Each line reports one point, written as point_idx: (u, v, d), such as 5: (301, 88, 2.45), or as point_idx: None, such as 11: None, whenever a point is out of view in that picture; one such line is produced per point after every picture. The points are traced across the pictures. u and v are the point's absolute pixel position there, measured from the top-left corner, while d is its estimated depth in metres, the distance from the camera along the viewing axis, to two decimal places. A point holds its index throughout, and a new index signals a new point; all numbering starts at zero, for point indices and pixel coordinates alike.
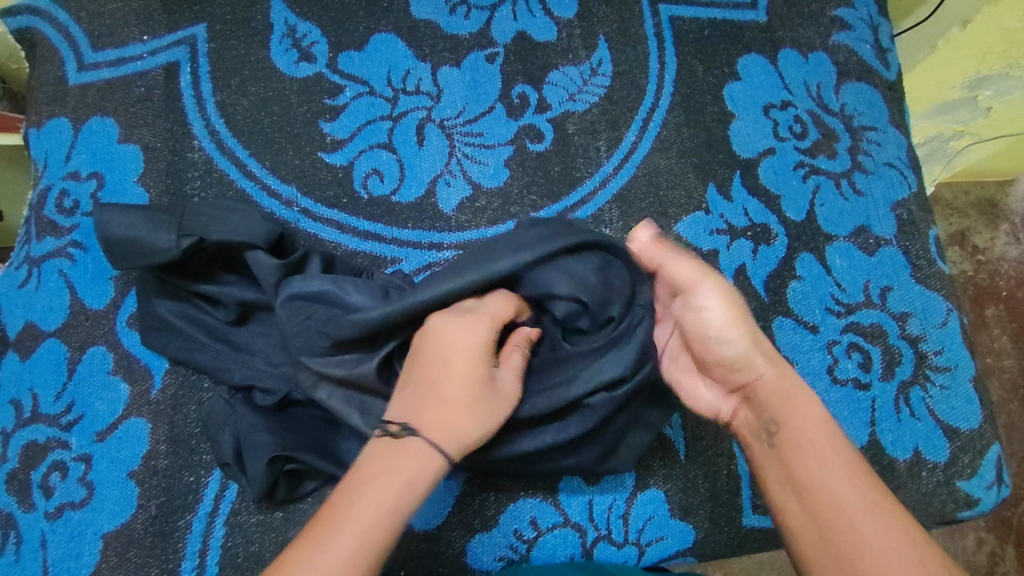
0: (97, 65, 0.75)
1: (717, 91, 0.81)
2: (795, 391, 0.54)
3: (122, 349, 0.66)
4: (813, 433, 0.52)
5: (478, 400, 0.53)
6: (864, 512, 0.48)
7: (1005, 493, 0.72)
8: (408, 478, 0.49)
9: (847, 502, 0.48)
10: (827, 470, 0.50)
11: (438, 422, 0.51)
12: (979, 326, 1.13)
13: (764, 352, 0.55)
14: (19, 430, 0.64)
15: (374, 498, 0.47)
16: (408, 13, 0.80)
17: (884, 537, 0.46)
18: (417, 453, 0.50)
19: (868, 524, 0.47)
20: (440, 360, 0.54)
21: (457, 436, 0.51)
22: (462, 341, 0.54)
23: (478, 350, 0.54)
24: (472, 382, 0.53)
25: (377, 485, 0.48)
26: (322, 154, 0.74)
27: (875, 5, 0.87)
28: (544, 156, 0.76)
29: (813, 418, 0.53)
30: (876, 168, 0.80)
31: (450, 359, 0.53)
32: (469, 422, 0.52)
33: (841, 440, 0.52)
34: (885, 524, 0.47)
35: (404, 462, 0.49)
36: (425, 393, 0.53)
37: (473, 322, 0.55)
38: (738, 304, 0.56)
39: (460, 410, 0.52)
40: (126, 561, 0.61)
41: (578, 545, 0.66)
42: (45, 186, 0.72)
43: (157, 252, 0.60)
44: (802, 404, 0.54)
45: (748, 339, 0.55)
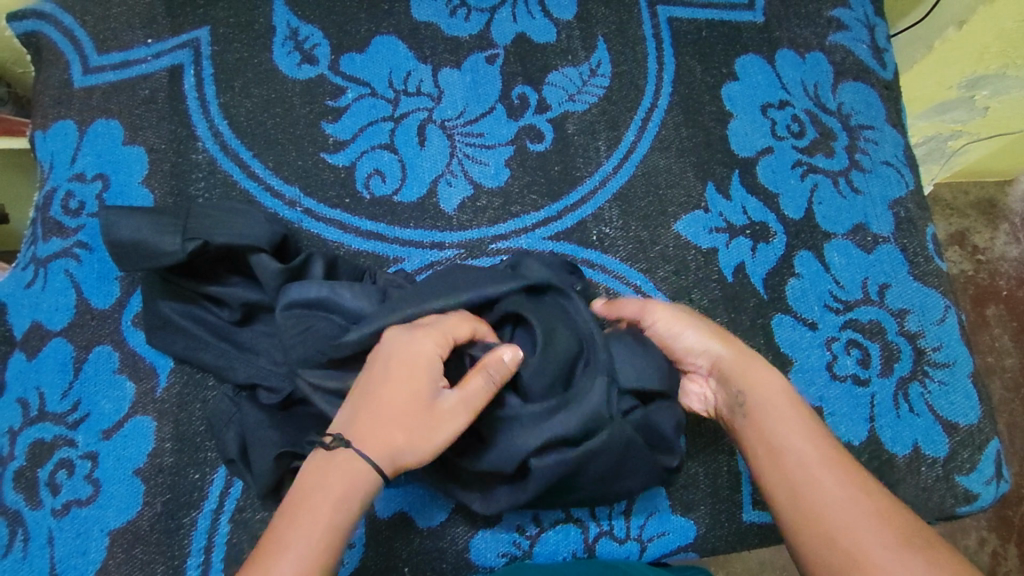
0: (102, 69, 0.76)
1: (715, 92, 0.82)
2: (756, 367, 0.60)
3: (127, 348, 0.67)
4: (780, 406, 0.57)
5: (415, 415, 0.52)
6: (826, 468, 0.53)
7: (1004, 489, 0.73)
8: (340, 493, 0.49)
9: (814, 462, 0.53)
10: (798, 439, 0.55)
11: (373, 437, 0.51)
12: (980, 325, 1.14)
13: (717, 338, 0.61)
14: (26, 429, 0.65)
15: (308, 517, 0.48)
16: (409, 16, 0.81)
17: (845, 490, 0.51)
18: (347, 467, 0.50)
19: (832, 482, 0.52)
20: (385, 367, 0.53)
21: (391, 449, 0.51)
22: (410, 353, 0.53)
23: (422, 364, 0.53)
24: (411, 396, 0.52)
25: (310, 503, 0.49)
26: (325, 155, 0.75)
27: (871, 6, 0.88)
28: (544, 156, 0.77)
29: (777, 391, 0.58)
30: (873, 166, 0.81)
31: (389, 372, 0.53)
32: (402, 435, 0.51)
33: (804, 413, 0.57)
34: (844, 477, 0.52)
35: (331, 477, 0.50)
36: (362, 407, 0.52)
37: (420, 335, 0.54)
38: (681, 310, 0.63)
39: (400, 427, 0.52)
40: (132, 558, 0.61)
41: (580, 541, 0.66)
42: (51, 187, 0.72)
43: (162, 255, 0.61)
44: (770, 381, 0.59)
45: (705, 333, 0.62)
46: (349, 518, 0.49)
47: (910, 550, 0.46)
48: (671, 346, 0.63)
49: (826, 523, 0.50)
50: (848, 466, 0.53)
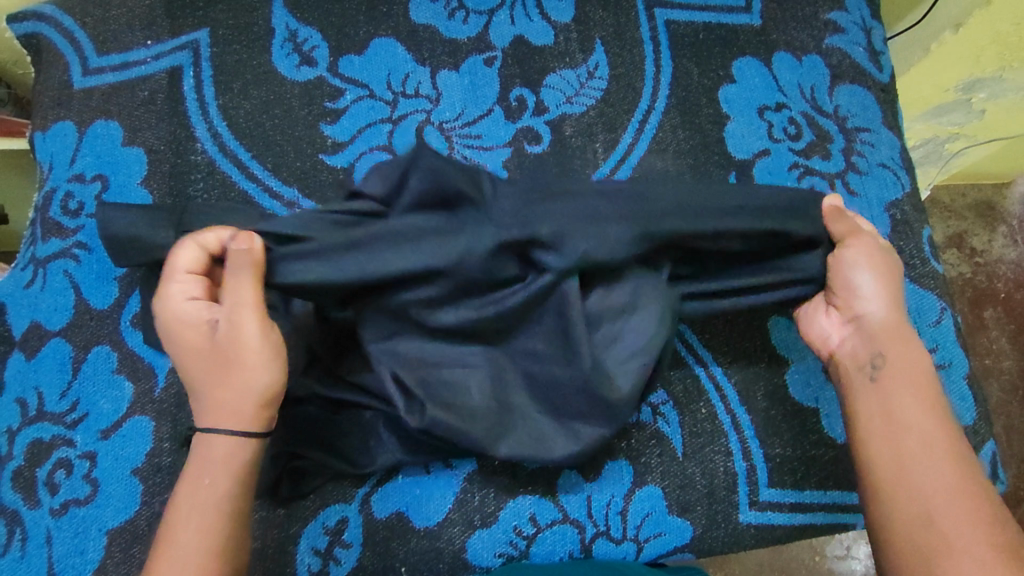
0: (101, 70, 0.76)
1: (712, 94, 0.82)
2: (904, 342, 0.62)
3: (126, 348, 0.67)
4: (914, 386, 0.60)
5: (216, 364, 0.56)
6: (944, 456, 0.56)
7: (999, 490, 0.74)
8: (209, 470, 0.54)
9: (933, 446, 0.56)
10: (924, 420, 0.58)
11: (222, 405, 0.55)
12: (977, 327, 1.14)
13: (886, 301, 0.64)
14: (24, 429, 0.65)
15: (190, 504, 0.54)
16: (408, 18, 0.81)
17: (956, 479, 0.54)
18: (211, 446, 0.55)
19: (945, 468, 0.55)
20: (170, 338, 0.58)
21: (233, 408, 0.55)
22: (169, 318, 0.57)
23: (183, 315, 0.57)
24: (197, 351, 0.57)
25: (187, 495, 0.54)
26: (323, 157, 0.75)
27: (867, 9, 0.88)
28: (542, 158, 0.78)
29: (918, 366, 0.61)
30: (869, 169, 0.81)
31: (178, 341, 0.57)
32: (227, 392, 0.55)
33: (938, 399, 0.60)
34: (959, 466, 0.55)
35: (201, 462, 0.55)
36: (203, 381, 0.56)
37: (166, 295, 0.57)
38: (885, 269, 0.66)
39: (214, 387, 0.56)
40: (130, 558, 0.61)
41: (577, 542, 0.66)
42: (50, 188, 0.73)
43: (157, 249, 0.61)
44: (911, 358, 0.61)
45: (887, 300, 0.65)
46: (231, 486, 0.55)
47: (1003, 546, 0.51)
48: (846, 288, 0.65)
49: (934, 504, 0.54)
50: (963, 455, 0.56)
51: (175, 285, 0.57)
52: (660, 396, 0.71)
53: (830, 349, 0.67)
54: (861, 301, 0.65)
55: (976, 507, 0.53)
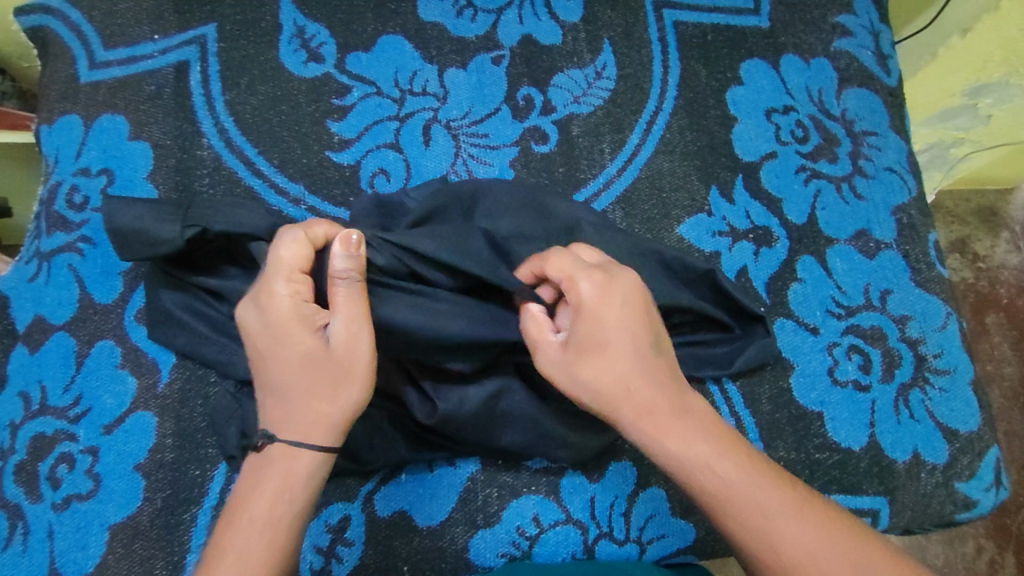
0: (108, 64, 0.76)
1: (720, 96, 0.82)
2: (652, 422, 0.53)
3: (130, 343, 0.67)
4: (696, 467, 0.51)
5: (317, 373, 0.53)
6: (771, 520, 0.48)
7: (1003, 496, 0.73)
8: (278, 488, 0.51)
9: (755, 517, 0.49)
10: (729, 484, 0.50)
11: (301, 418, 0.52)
12: (980, 333, 1.14)
13: (589, 394, 0.54)
14: (27, 423, 0.65)
15: (248, 517, 0.50)
16: (416, 15, 0.81)
17: (794, 544, 0.47)
18: (284, 458, 0.52)
19: (779, 529, 0.48)
20: (268, 340, 0.53)
21: (327, 423, 0.53)
22: (269, 316, 0.52)
23: (289, 319, 0.52)
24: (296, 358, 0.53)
25: (250, 506, 0.50)
26: (330, 153, 0.75)
27: (877, 12, 0.88)
28: (549, 157, 0.77)
29: (672, 442, 0.52)
30: (876, 172, 0.81)
31: (270, 336, 0.53)
32: (324, 404, 0.53)
33: (727, 454, 0.51)
34: (791, 530, 0.48)
35: (271, 473, 0.52)
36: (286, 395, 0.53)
37: (267, 297, 0.52)
38: (582, 360, 0.54)
39: (308, 394, 0.53)
40: (131, 554, 0.61)
41: (580, 543, 0.66)
42: (55, 181, 0.72)
43: (161, 243, 0.60)
44: (679, 439, 0.52)
45: (592, 391, 0.54)
46: (294, 508, 0.51)
47: None
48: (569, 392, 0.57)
49: None
50: (782, 491, 0.50)
51: (284, 282, 0.52)
52: None
53: None
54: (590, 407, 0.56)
55: (822, 552, 0.47)
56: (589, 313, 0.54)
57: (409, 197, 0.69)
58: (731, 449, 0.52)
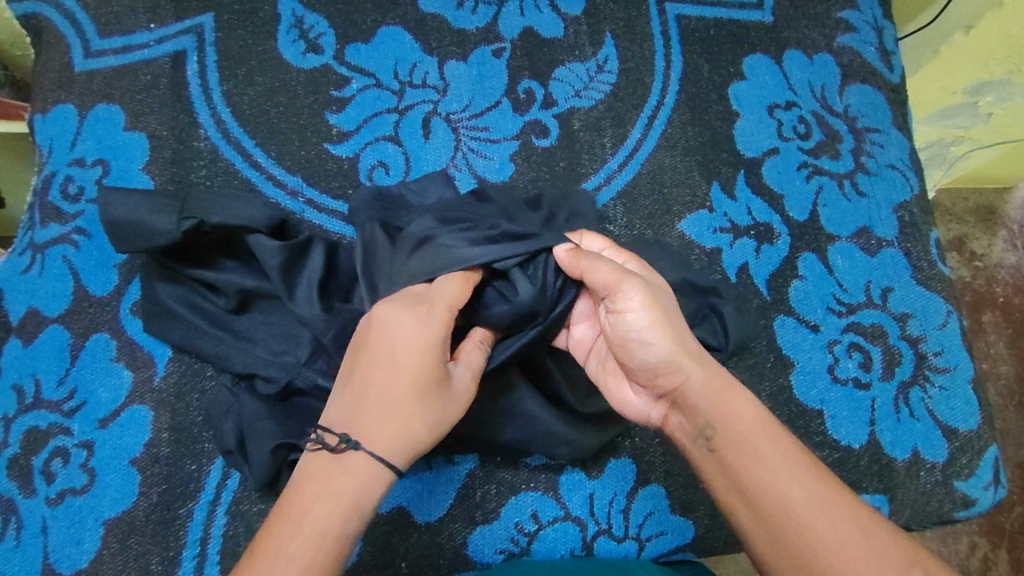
0: (103, 53, 0.75)
1: (722, 91, 0.81)
2: (723, 388, 0.53)
3: (125, 337, 0.66)
4: (753, 433, 0.51)
5: (428, 404, 0.50)
6: (814, 507, 0.48)
7: (1001, 495, 0.73)
8: (352, 497, 0.47)
9: (797, 499, 0.48)
10: (782, 460, 0.50)
11: (391, 433, 0.49)
12: (977, 331, 1.14)
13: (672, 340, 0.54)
14: (21, 416, 0.64)
15: (316, 527, 0.45)
16: (416, 6, 0.80)
17: (835, 530, 0.47)
18: (360, 470, 0.48)
19: (831, 515, 0.47)
20: (385, 355, 0.51)
21: (409, 449, 0.49)
22: (417, 334, 0.51)
23: (434, 347, 0.51)
24: (414, 381, 0.50)
25: (317, 509, 0.46)
26: (328, 146, 0.74)
27: (879, 9, 0.88)
28: (550, 152, 0.77)
29: (735, 411, 0.52)
30: (879, 170, 0.81)
31: (399, 356, 0.50)
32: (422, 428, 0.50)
33: (783, 432, 0.52)
34: (835, 516, 0.47)
35: (345, 482, 0.47)
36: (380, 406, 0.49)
37: (428, 315, 0.52)
38: (664, 303, 0.55)
39: (409, 417, 0.49)
40: (126, 549, 0.60)
41: (578, 540, 0.66)
42: (49, 171, 0.71)
43: (158, 235, 0.59)
44: (743, 405, 0.53)
45: (676, 340, 0.54)
46: (360, 524, 0.47)
47: None
48: (630, 347, 0.55)
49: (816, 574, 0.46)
50: (829, 481, 0.50)
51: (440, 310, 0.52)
52: None
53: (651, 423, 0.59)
54: (648, 357, 0.54)
55: (870, 538, 0.47)
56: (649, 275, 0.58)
57: (409, 192, 0.68)
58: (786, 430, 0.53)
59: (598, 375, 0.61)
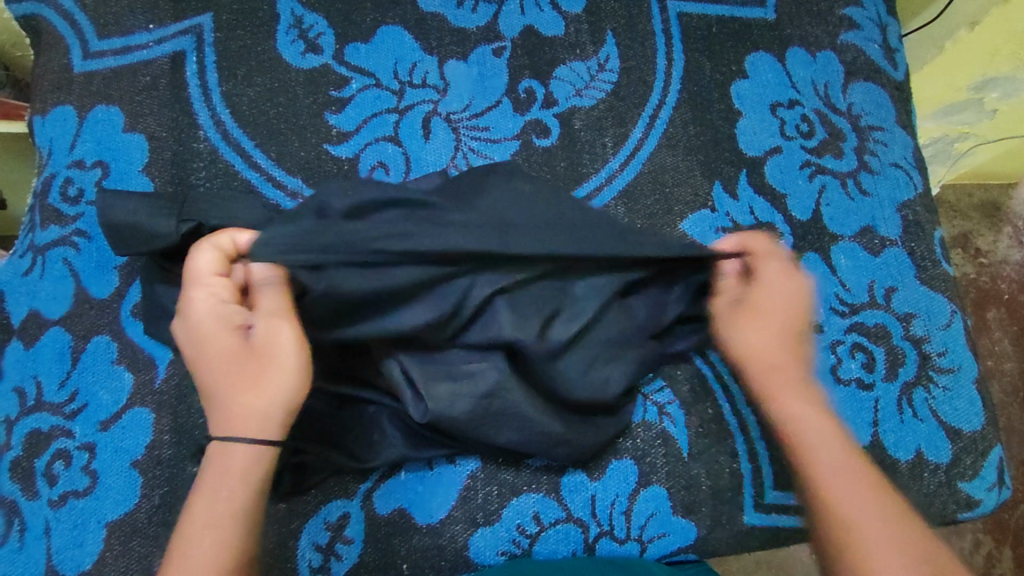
0: (102, 54, 0.75)
1: (724, 90, 0.81)
2: (785, 381, 0.59)
3: (126, 339, 0.66)
4: (808, 424, 0.57)
5: (241, 371, 0.55)
6: (843, 491, 0.53)
7: (1006, 495, 0.73)
8: (226, 479, 0.53)
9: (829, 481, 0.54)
10: (825, 446, 0.55)
11: (230, 413, 0.54)
12: (981, 328, 1.13)
13: (749, 345, 0.61)
14: (23, 418, 0.64)
15: (197, 518, 0.51)
16: (416, 6, 0.79)
17: (856, 516, 0.52)
18: (224, 455, 0.53)
19: (856, 501, 0.52)
20: (196, 348, 0.56)
21: (258, 417, 0.54)
22: (194, 322, 0.56)
23: (211, 322, 0.56)
24: (227, 359, 0.55)
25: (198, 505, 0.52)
26: (328, 146, 0.74)
27: (884, 5, 0.87)
28: (550, 152, 0.76)
29: (790, 405, 0.58)
30: (882, 168, 0.80)
31: (200, 349, 0.56)
32: (253, 397, 0.54)
33: (837, 430, 0.57)
34: (863, 505, 0.52)
35: (211, 471, 0.53)
36: (215, 396, 0.55)
37: (196, 301, 0.56)
38: (769, 312, 0.62)
39: (235, 392, 0.54)
40: (129, 551, 0.61)
41: (580, 541, 0.66)
42: (50, 173, 0.71)
43: (157, 238, 0.59)
44: (797, 398, 0.58)
45: (766, 346, 0.60)
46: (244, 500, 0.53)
47: None
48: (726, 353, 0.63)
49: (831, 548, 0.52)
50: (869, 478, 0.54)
51: (199, 289, 0.56)
52: (665, 395, 0.70)
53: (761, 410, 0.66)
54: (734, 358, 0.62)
55: (900, 527, 0.51)
56: (785, 276, 0.63)
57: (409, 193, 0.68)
58: (842, 429, 0.57)
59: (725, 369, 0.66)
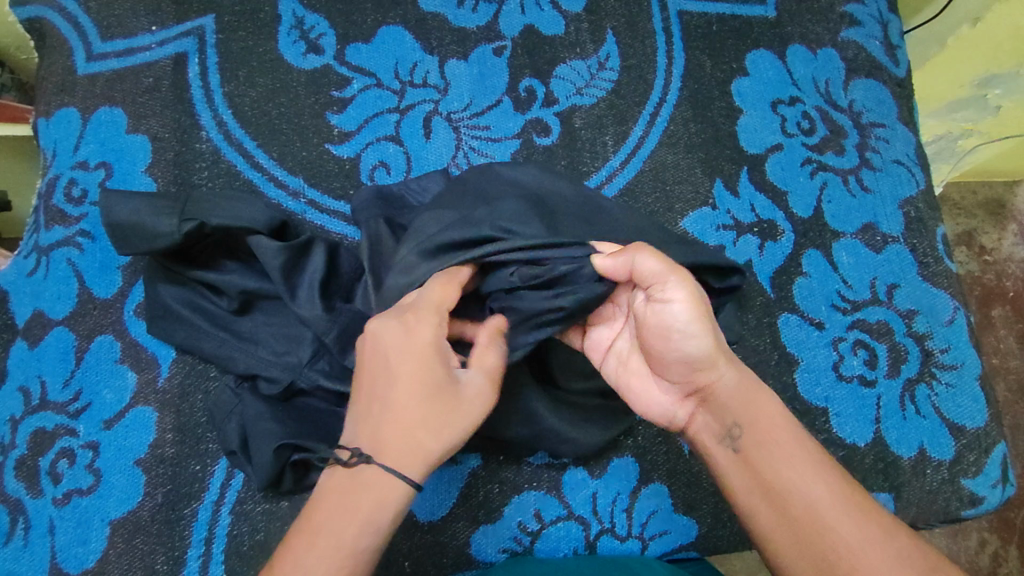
0: (105, 56, 0.75)
1: (725, 87, 0.81)
2: (754, 392, 0.53)
3: (129, 338, 0.66)
4: (781, 433, 0.52)
5: (435, 413, 0.48)
6: (836, 506, 0.48)
7: (1010, 493, 0.72)
8: (368, 516, 0.46)
9: (819, 498, 0.49)
10: (806, 456, 0.51)
11: (398, 446, 0.47)
12: (985, 326, 1.13)
13: (715, 335, 0.52)
14: (27, 417, 0.65)
15: (332, 541, 0.45)
16: (416, 6, 0.80)
17: (859, 531, 0.47)
18: (376, 482, 0.46)
19: (850, 514, 0.48)
20: (389, 366, 0.49)
21: (417, 459, 0.47)
22: (413, 341, 0.49)
23: (431, 350, 0.49)
24: (422, 384, 0.48)
25: (332, 523, 0.45)
26: (330, 146, 0.74)
27: (885, 2, 0.87)
28: (551, 150, 0.76)
29: (767, 413, 0.52)
30: (884, 165, 0.80)
31: (398, 362, 0.49)
32: (430, 437, 0.48)
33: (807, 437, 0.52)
34: (860, 518, 0.48)
35: (362, 498, 0.46)
36: (383, 417, 0.48)
37: (414, 322, 0.50)
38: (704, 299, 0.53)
39: (416, 424, 0.48)
40: (132, 548, 0.61)
41: (581, 539, 0.66)
42: (53, 174, 0.72)
43: (159, 237, 0.60)
44: (769, 405, 0.53)
45: (715, 336, 0.52)
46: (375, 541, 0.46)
47: None
48: (670, 338, 0.52)
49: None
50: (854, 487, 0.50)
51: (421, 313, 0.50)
52: None
53: (675, 425, 0.57)
54: (690, 349, 0.52)
55: (892, 545, 0.46)
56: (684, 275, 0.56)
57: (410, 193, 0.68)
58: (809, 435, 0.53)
59: (617, 376, 0.58)
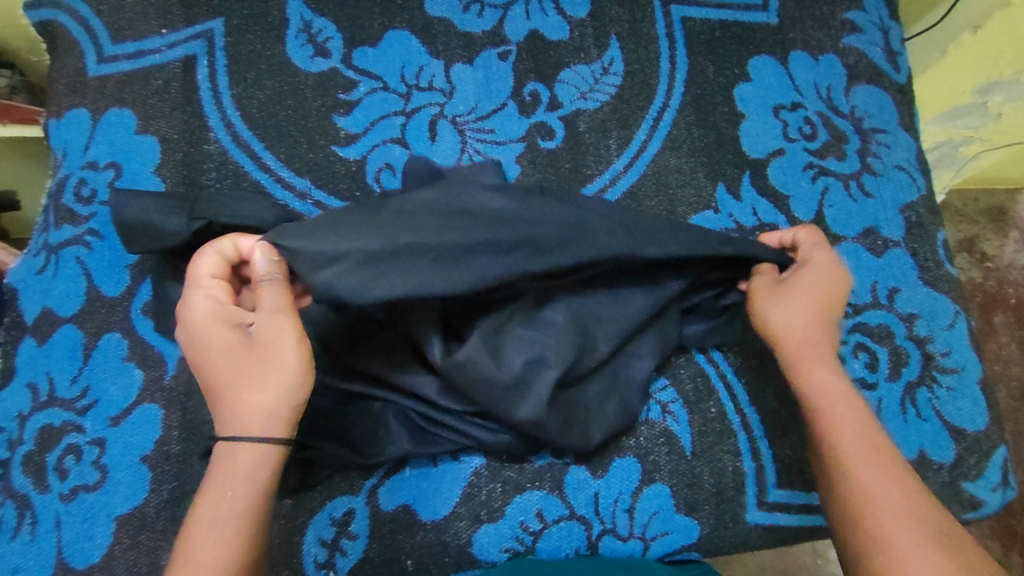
0: (116, 58, 0.76)
1: (727, 92, 0.82)
2: (817, 359, 0.60)
3: (137, 336, 0.67)
4: (831, 399, 0.57)
5: (252, 369, 0.51)
6: (866, 465, 0.54)
7: (1011, 497, 0.73)
8: (236, 484, 0.49)
9: (851, 456, 0.54)
10: (851, 421, 0.56)
11: (240, 415, 0.50)
12: (987, 333, 1.13)
13: (782, 314, 0.61)
14: (35, 414, 0.65)
15: (209, 517, 0.48)
16: (422, 10, 0.81)
17: (877, 487, 0.52)
18: (232, 456, 0.50)
19: (874, 473, 0.53)
20: (201, 348, 0.52)
21: (265, 414, 0.50)
22: (192, 325, 0.52)
23: (209, 321, 0.52)
24: (230, 353, 0.51)
25: (207, 503, 0.49)
26: (335, 148, 0.75)
27: (886, 9, 0.87)
28: (555, 154, 0.77)
29: (826, 386, 0.58)
30: (884, 170, 0.80)
31: (203, 343, 0.52)
32: (258, 393, 0.50)
33: (859, 404, 0.57)
34: (881, 477, 0.53)
35: (221, 475, 0.49)
36: (220, 398, 0.51)
37: (189, 304, 0.53)
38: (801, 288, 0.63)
39: (240, 388, 0.50)
40: (138, 544, 0.62)
41: (583, 538, 0.66)
42: (63, 174, 0.73)
43: (168, 235, 0.60)
44: (825, 374, 0.59)
45: (790, 319, 0.61)
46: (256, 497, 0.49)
47: (936, 550, 0.48)
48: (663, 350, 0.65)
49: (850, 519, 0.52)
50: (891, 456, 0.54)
51: (196, 290, 0.53)
52: (668, 394, 0.70)
53: None
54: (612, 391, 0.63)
55: (907, 503, 0.51)
56: (826, 268, 0.64)
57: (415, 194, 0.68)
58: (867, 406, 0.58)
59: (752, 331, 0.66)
